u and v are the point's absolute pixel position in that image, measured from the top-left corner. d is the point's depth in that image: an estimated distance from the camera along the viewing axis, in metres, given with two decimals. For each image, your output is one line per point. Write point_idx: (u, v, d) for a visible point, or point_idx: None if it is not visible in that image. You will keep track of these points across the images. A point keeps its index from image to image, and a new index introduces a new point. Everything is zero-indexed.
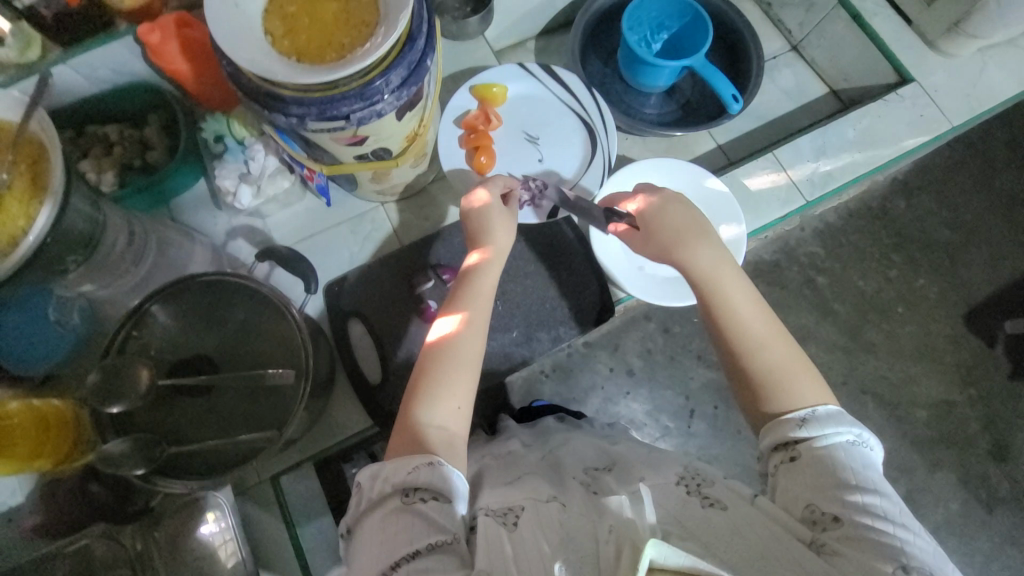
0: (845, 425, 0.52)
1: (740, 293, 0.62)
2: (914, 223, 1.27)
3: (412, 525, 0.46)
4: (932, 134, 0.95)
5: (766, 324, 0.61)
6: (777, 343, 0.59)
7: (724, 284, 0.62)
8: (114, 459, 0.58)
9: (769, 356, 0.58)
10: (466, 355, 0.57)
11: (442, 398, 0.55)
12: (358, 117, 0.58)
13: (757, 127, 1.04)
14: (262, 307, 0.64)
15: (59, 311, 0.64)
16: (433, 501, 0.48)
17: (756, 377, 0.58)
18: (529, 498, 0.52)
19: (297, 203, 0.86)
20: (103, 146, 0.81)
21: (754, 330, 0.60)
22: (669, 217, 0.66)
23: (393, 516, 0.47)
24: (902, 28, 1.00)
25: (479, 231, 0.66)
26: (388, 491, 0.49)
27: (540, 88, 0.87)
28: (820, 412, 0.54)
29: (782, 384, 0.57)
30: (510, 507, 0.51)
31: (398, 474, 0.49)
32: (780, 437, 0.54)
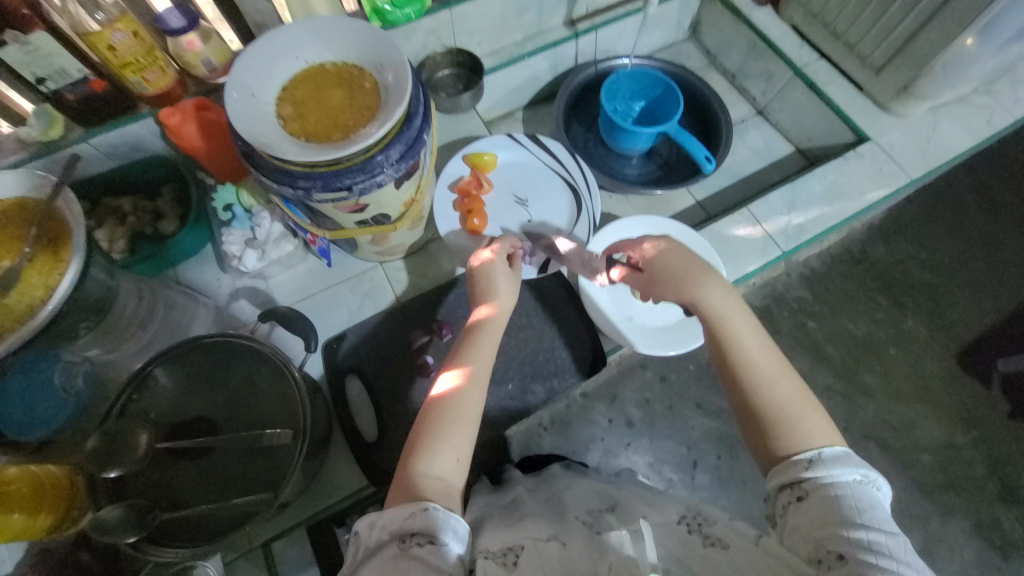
0: (851, 466, 0.52)
1: (750, 333, 0.61)
2: (894, 267, 1.32)
3: (408, 571, 0.46)
4: (894, 187, 1.02)
5: (777, 364, 0.60)
6: (788, 383, 0.58)
7: (734, 323, 0.61)
8: (104, 528, 0.56)
9: (782, 398, 0.57)
10: (468, 409, 0.57)
11: (437, 452, 0.54)
12: (360, 188, 0.63)
13: (732, 183, 1.11)
14: (262, 368, 0.65)
15: (65, 377, 0.66)
16: (429, 546, 0.48)
17: (766, 419, 0.57)
18: (531, 537, 0.54)
19: (299, 264, 0.90)
20: (116, 216, 0.85)
21: (764, 371, 0.59)
22: (671, 259, 0.67)
23: (389, 563, 0.47)
24: (856, 93, 1.09)
25: (484, 289, 0.68)
26: (386, 539, 0.49)
27: (527, 154, 0.94)
28: (827, 454, 0.53)
29: (798, 425, 0.55)
30: (510, 547, 0.53)
31: (395, 521, 0.49)
32: (788, 478, 0.53)
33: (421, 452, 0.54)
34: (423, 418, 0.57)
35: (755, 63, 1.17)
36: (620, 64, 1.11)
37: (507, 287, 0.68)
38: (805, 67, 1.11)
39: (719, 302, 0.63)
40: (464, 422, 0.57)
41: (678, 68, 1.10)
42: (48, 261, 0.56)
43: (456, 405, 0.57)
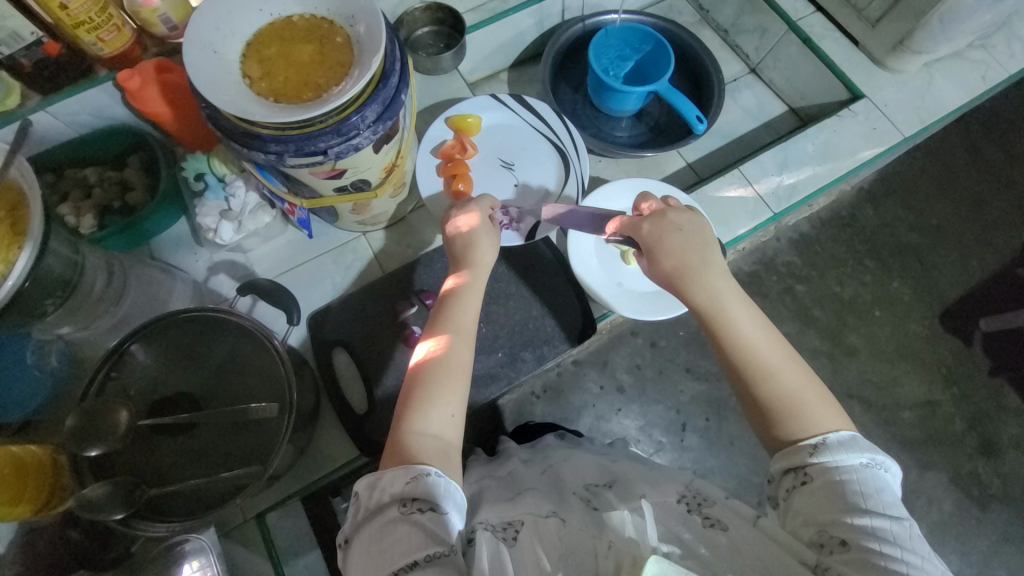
0: (857, 451, 0.52)
1: (747, 321, 0.61)
2: (883, 229, 1.32)
3: (408, 536, 0.46)
4: (886, 145, 1.00)
5: (778, 350, 0.60)
6: (790, 368, 0.58)
7: (731, 313, 0.61)
8: (92, 504, 0.55)
9: (785, 389, 0.57)
10: (458, 364, 0.58)
11: (432, 409, 0.54)
12: (336, 152, 0.60)
13: (724, 144, 1.09)
14: (244, 342, 0.64)
15: (37, 355, 0.64)
16: (429, 512, 0.48)
17: (769, 406, 0.57)
18: (530, 513, 0.55)
19: (278, 236, 0.87)
20: (82, 188, 0.81)
21: (766, 359, 0.58)
22: (665, 242, 0.64)
23: (389, 528, 0.47)
24: (851, 48, 1.07)
25: (461, 255, 0.67)
26: (386, 501, 0.48)
27: (513, 116, 0.90)
28: (832, 439, 0.53)
29: (801, 411, 0.56)
30: (510, 522, 0.54)
31: (395, 484, 0.49)
32: (792, 463, 0.54)
33: (414, 413, 0.54)
34: (413, 372, 0.58)
35: (749, 17, 1.11)
36: (608, 19, 1.05)
37: (483, 244, 0.67)
38: (800, 21, 1.08)
39: (716, 295, 0.62)
40: (455, 377, 0.57)
41: (670, 23, 1.05)
42: (5, 236, 0.53)
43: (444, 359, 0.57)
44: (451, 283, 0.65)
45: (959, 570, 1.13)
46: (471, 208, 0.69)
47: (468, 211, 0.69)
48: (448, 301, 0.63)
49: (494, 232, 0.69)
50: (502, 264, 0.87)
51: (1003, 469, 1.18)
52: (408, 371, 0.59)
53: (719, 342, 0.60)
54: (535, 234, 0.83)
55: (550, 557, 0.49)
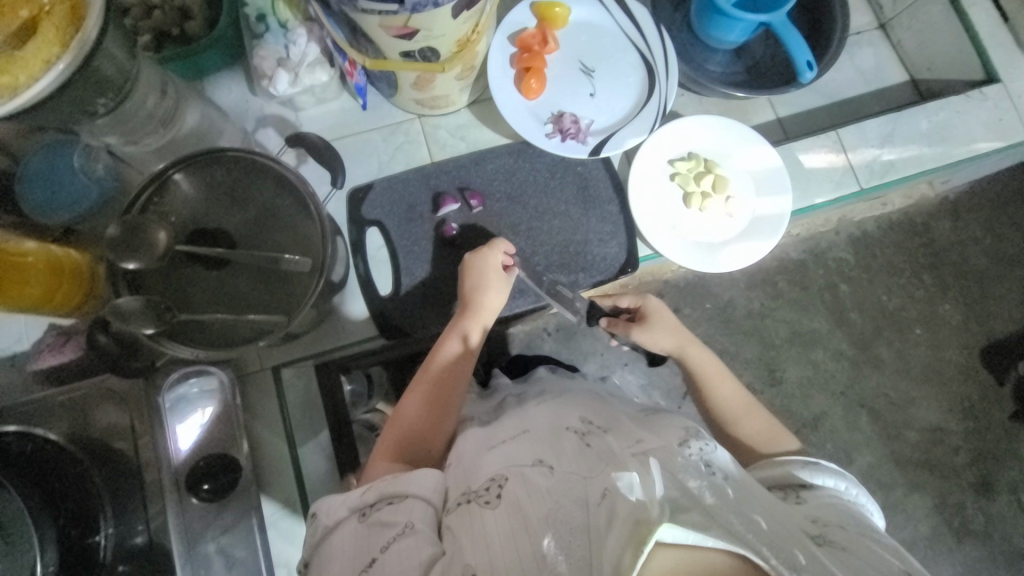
0: (844, 483, 0.59)
1: (722, 380, 0.74)
2: (954, 246, 1.21)
3: (370, 533, 0.48)
4: (1006, 141, 0.88)
5: (744, 400, 0.72)
6: (758, 414, 0.71)
7: (709, 373, 0.74)
8: (125, 313, 0.57)
9: (755, 430, 0.69)
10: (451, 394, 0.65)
11: (425, 444, 0.61)
12: (414, 3, 0.55)
13: (822, 106, 0.97)
14: (286, 194, 0.63)
15: (84, 159, 0.65)
16: (388, 506, 0.49)
17: (741, 445, 0.68)
18: (515, 464, 0.52)
19: (332, 101, 0.83)
20: (142, 6, 0.76)
21: (732, 409, 0.71)
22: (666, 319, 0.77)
23: (349, 533, 0.49)
24: (999, 23, 0.92)
25: (476, 284, 0.71)
26: (345, 514, 0.50)
27: (604, 17, 0.81)
28: (824, 466, 0.60)
29: (766, 447, 0.67)
30: (493, 479, 0.51)
31: (352, 497, 0.51)
32: (784, 482, 0.59)
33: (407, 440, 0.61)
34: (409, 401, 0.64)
35: None
36: None
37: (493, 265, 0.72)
38: None
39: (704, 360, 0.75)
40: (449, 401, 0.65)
41: None
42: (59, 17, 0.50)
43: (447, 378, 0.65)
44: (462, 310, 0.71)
45: None
46: (493, 250, 0.73)
47: (489, 249, 0.73)
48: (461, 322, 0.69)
49: (507, 276, 0.73)
50: (555, 180, 0.83)
51: (991, 510, 1.16)
52: (419, 370, 0.66)
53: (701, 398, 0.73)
54: (600, 150, 0.78)
55: (535, 510, 0.46)
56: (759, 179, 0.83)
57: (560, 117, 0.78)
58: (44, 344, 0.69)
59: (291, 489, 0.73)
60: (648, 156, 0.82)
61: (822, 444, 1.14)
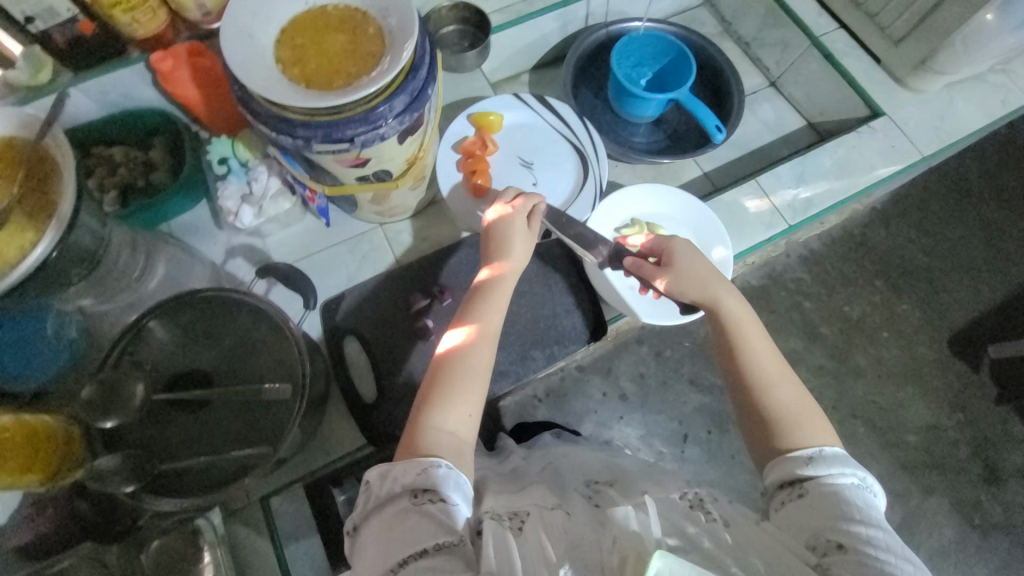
0: (850, 467, 0.54)
1: (758, 337, 0.65)
2: (894, 250, 1.31)
3: (418, 525, 0.47)
4: (904, 164, 1.00)
5: (783, 367, 0.63)
6: (791, 385, 0.62)
7: (745, 329, 0.65)
8: (103, 474, 0.56)
9: (786, 401, 0.61)
10: (480, 361, 0.59)
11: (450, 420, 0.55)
12: (362, 140, 0.61)
13: (740, 155, 1.09)
14: (261, 324, 0.64)
15: (57, 328, 0.65)
16: (440, 503, 0.49)
17: (768, 414, 0.60)
18: (535, 505, 0.54)
19: (296, 224, 0.88)
20: (108, 166, 0.81)
21: (770, 372, 0.62)
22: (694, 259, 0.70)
23: (399, 517, 0.48)
24: (872, 65, 1.06)
25: (497, 245, 0.67)
26: (397, 492, 0.49)
27: (533, 116, 0.92)
28: (827, 452, 0.56)
29: (799, 424, 0.59)
30: (516, 513, 0.53)
31: (407, 475, 0.50)
32: (786, 475, 0.56)
33: (432, 409, 0.55)
34: (438, 362, 0.60)
35: (772, 30, 1.11)
36: (631, 26, 1.06)
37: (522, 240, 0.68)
38: (823, 37, 1.08)
39: (737, 311, 0.66)
40: (478, 373, 0.58)
41: (693, 33, 1.06)
42: (26, 225, 0.53)
43: (473, 343, 0.60)
44: (485, 274, 0.67)
45: None
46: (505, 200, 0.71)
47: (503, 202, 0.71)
48: (479, 293, 0.64)
49: (530, 231, 0.69)
50: None
51: (1005, 498, 1.17)
52: (434, 359, 0.60)
53: (731, 354, 0.64)
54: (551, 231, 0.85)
55: (557, 548, 0.48)
56: (698, 232, 0.91)
57: None
58: (19, 519, 0.65)
59: None
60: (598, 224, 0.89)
61: None
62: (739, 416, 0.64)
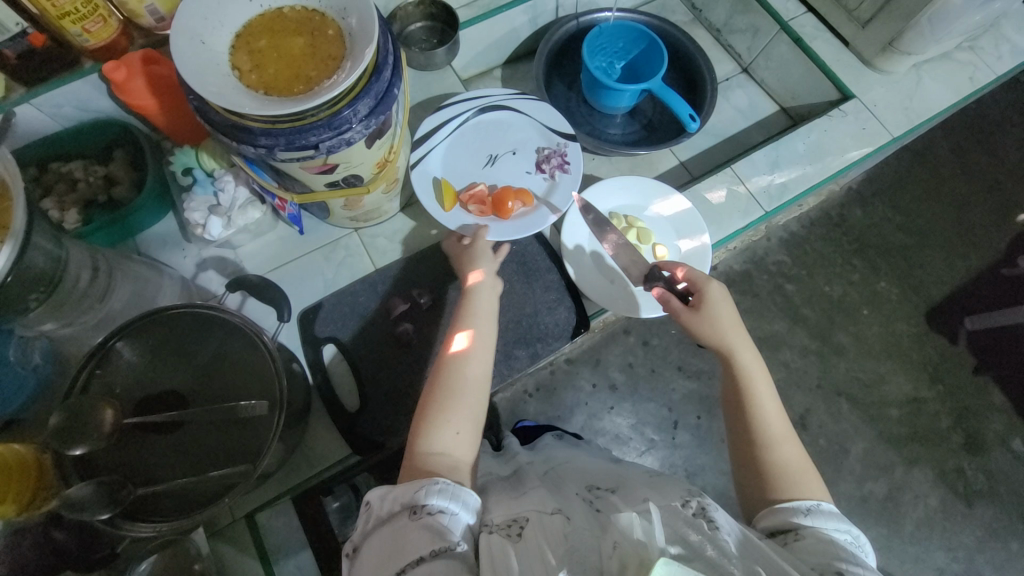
0: (845, 524, 0.55)
1: (768, 396, 0.66)
2: (871, 228, 1.33)
3: (416, 537, 0.48)
4: (875, 145, 1.01)
5: (785, 426, 0.65)
6: (795, 447, 0.63)
7: (756, 387, 0.67)
8: (76, 504, 0.54)
9: (790, 463, 0.62)
10: (468, 384, 0.63)
11: (438, 432, 0.58)
12: (328, 146, 0.59)
13: (716, 144, 1.09)
14: (233, 339, 0.63)
15: (20, 352, 0.64)
16: (439, 514, 0.50)
17: (765, 470, 0.61)
18: (535, 510, 0.54)
19: (268, 232, 0.86)
20: (66, 183, 0.79)
21: (773, 432, 0.64)
22: (720, 314, 0.70)
23: (399, 530, 0.49)
24: (841, 49, 1.07)
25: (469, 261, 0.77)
26: (398, 510, 0.51)
27: (473, 118, 0.90)
28: (824, 506, 0.57)
29: (797, 483, 0.60)
30: (515, 519, 0.53)
31: (406, 494, 0.52)
32: (783, 522, 0.56)
33: (423, 435, 0.58)
34: (433, 380, 0.64)
35: (741, 17, 1.11)
36: (602, 17, 1.06)
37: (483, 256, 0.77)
38: (792, 21, 1.09)
39: (750, 364, 0.68)
40: (463, 397, 0.62)
41: (663, 22, 1.06)
42: None
43: (462, 362, 0.64)
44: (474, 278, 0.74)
45: (945, 566, 1.14)
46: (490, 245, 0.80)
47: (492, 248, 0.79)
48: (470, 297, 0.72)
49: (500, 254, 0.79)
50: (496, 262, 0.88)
51: (987, 466, 1.20)
52: (446, 357, 0.66)
53: (740, 409, 0.66)
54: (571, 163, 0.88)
55: (555, 553, 0.47)
56: (675, 223, 0.91)
57: (545, 171, 0.88)
58: None
59: None
60: (573, 243, 0.87)
61: (814, 440, 1.17)
62: (733, 458, 0.66)
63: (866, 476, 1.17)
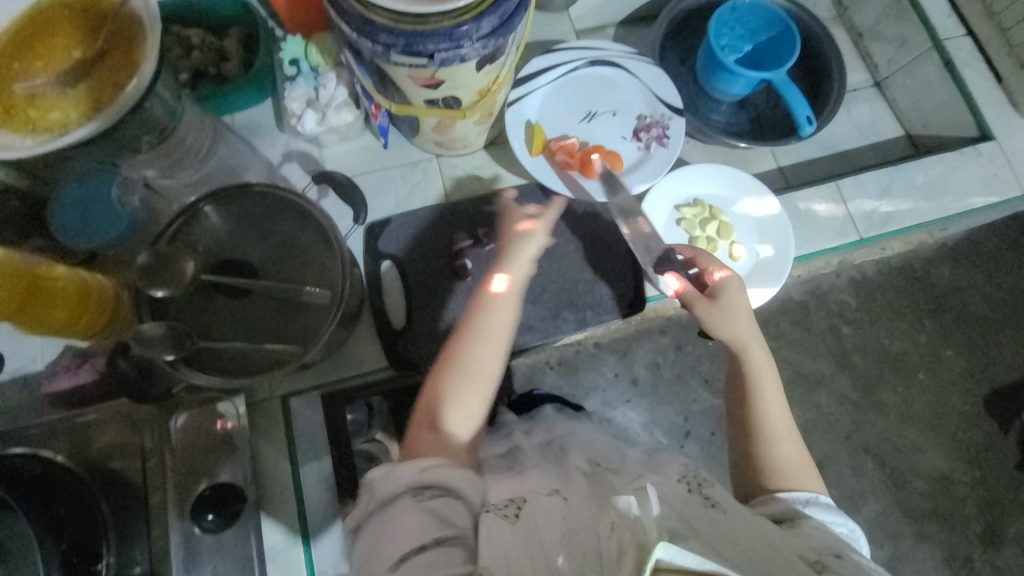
0: (841, 518, 0.57)
1: (772, 394, 0.66)
2: (950, 292, 1.22)
3: (417, 521, 0.49)
4: (1003, 196, 0.91)
5: (787, 424, 0.65)
6: (794, 443, 0.64)
7: (762, 386, 0.67)
8: (146, 339, 0.58)
9: (788, 459, 0.63)
10: (485, 357, 0.64)
11: (453, 407, 0.61)
12: (442, 57, 0.58)
13: (822, 157, 1.01)
14: (309, 228, 0.65)
15: (122, 189, 0.67)
16: (441, 498, 0.51)
17: (763, 464, 0.62)
18: (533, 491, 0.54)
19: (355, 139, 0.87)
20: (182, 48, 0.81)
21: (773, 429, 0.64)
22: (735, 312, 0.69)
23: (399, 514, 0.50)
24: (993, 84, 0.96)
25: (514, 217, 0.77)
26: (398, 491, 0.52)
27: (580, 68, 0.88)
28: (821, 500, 0.58)
29: (793, 476, 0.61)
30: (512, 499, 0.53)
31: (407, 476, 0.53)
32: (781, 510, 0.57)
33: (440, 404, 0.61)
34: (447, 351, 0.65)
35: (891, 24, 1.01)
36: None
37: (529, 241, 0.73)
38: (948, 41, 0.98)
39: (761, 368, 0.68)
40: (478, 367, 0.63)
41: (803, 12, 0.98)
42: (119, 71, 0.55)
43: (478, 336, 0.65)
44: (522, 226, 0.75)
45: None
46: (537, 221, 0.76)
47: (533, 222, 0.76)
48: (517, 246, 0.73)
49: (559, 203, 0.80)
50: (566, 222, 0.86)
51: (996, 562, 1.11)
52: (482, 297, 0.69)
53: (744, 412, 0.66)
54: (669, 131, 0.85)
55: (554, 533, 0.47)
56: (760, 225, 0.86)
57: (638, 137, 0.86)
58: (62, 367, 0.70)
59: (291, 512, 0.73)
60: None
61: (826, 488, 1.13)
62: (732, 452, 0.67)
63: (869, 537, 1.12)
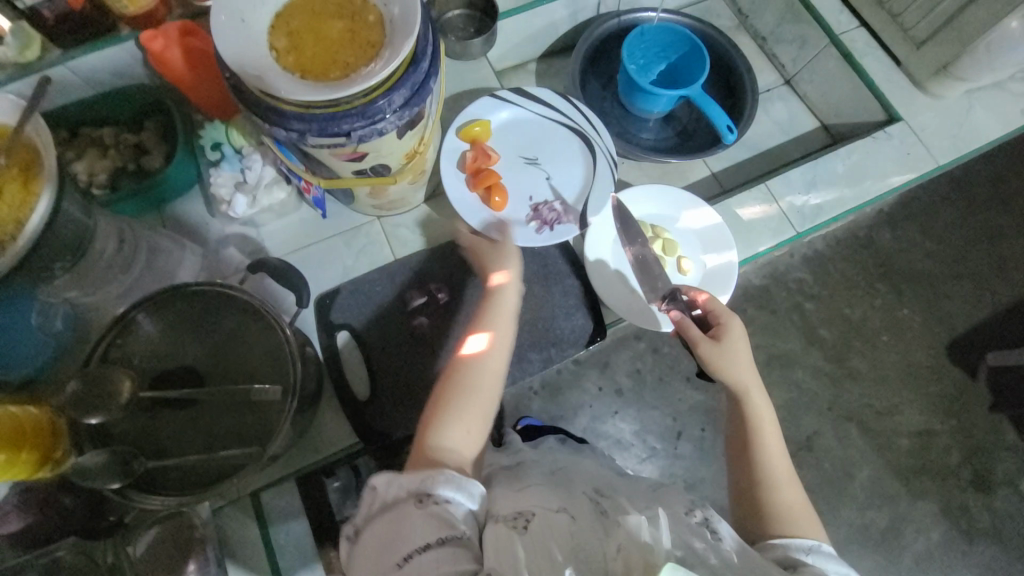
0: (846, 567, 0.54)
1: (772, 434, 0.65)
2: (899, 253, 1.28)
3: (421, 525, 0.48)
4: (918, 172, 0.97)
5: (788, 467, 0.64)
6: (796, 489, 0.62)
7: (764, 427, 0.65)
8: (89, 472, 0.56)
9: (790, 503, 0.61)
10: (484, 381, 0.63)
11: (449, 428, 0.59)
12: (359, 135, 0.58)
13: (750, 157, 1.06)
14: (251, 322, 0.63)
15: (44, 317, 0.66)
16: (444, 502, 0.50)
17: (763, 507, 0.60)
18: (540, 505, 0.53)
19: (292, 213, 0.85)
20: (98, 149, 0.79)
21: (775, 470, 0.63)
22: (737, 351, 0.67)
23: (404, 519, 0.49)
24: (892, 68, 1.03)
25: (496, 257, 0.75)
26: (402, 496, 0.51)
27: (528, 112, 0.89)
28: (824, 547, 0.56)
29: (795, 521, 0.59)
30: (521, 512, 0.52)
31: (413, 481, 0.51)
32: (783, 556, 0.55)
33: (434, 427, 0.59)
34: (443, 382, 0.64)
35: (790, 26, 1.07)
36: (644, 17, 1.03)
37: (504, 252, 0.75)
38: (843, 35, 1.04)
39: (760, 406, 0.66)
40: (479, 391, 0.62)
41: (707, 27, 1.03)
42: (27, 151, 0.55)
43: (479, 368, 0.64)
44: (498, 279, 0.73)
45: None
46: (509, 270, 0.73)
47: (505, 271, 0.73)
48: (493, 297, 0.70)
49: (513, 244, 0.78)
50: None
51: (992, 505, 1.17)
52: (456, 358, 0.66)
53: (744, 450, 0.65)
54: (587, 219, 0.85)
55: (562, 549, 0.47)
56: (702, 236, 0.89)
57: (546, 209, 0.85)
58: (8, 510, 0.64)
59: None
60: (594, 250, 0.85)
61: (819, 463, 1.15)
62: (731, 494, 0.65)
63: (868, 504, 1.15)
